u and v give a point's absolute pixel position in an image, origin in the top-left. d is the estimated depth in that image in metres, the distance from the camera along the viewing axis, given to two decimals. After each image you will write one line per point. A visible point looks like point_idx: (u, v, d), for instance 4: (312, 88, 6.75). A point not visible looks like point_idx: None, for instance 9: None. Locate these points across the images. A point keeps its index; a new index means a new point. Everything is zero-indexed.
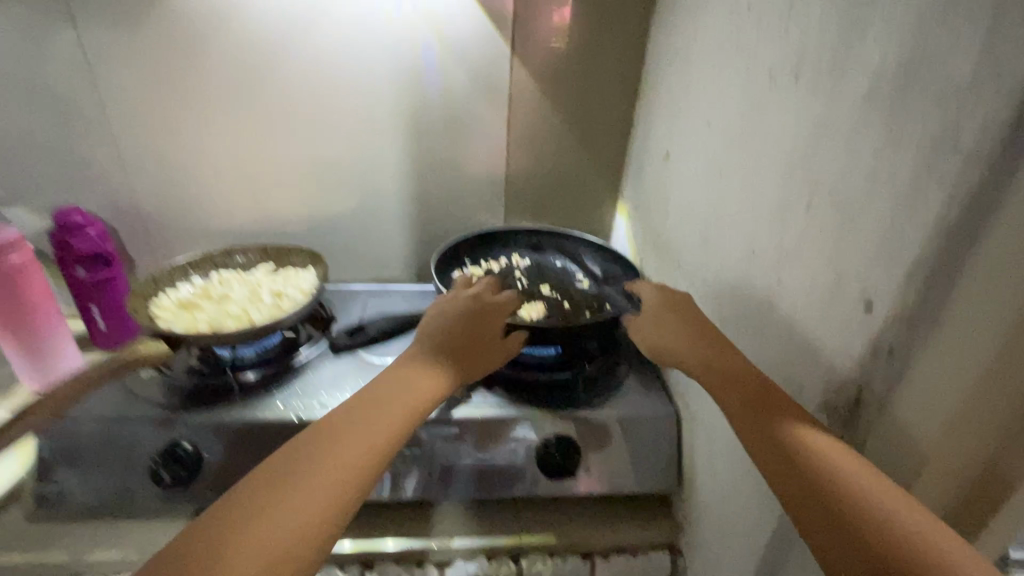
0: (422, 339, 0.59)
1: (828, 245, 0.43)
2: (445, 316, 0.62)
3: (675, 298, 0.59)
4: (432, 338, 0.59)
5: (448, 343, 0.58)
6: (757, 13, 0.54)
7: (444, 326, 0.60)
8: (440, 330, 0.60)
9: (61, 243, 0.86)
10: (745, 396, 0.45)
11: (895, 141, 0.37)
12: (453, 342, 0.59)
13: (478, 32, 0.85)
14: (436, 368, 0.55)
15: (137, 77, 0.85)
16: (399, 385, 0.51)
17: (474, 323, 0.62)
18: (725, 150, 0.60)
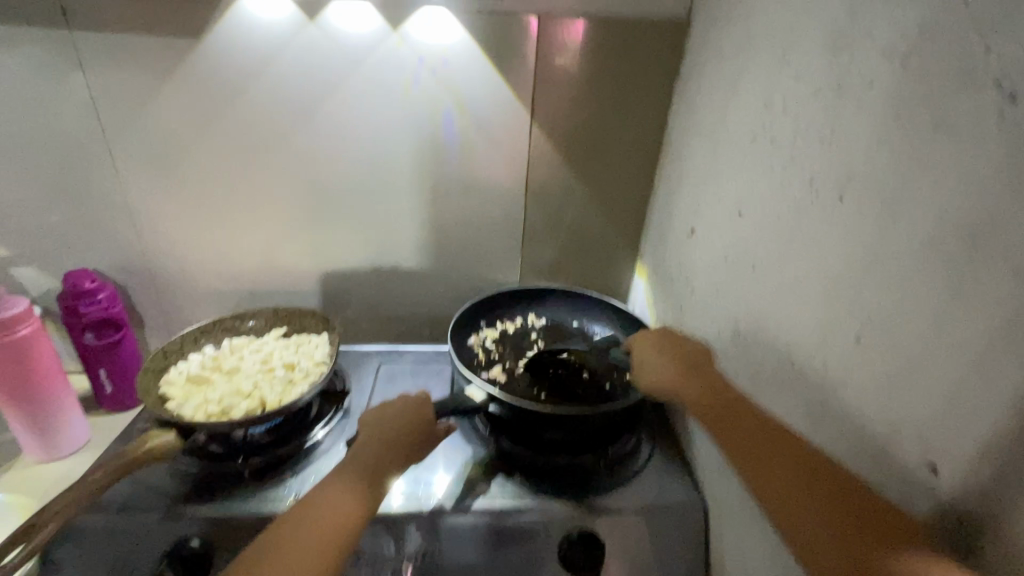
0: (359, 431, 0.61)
1: (880, 391, 0.40)
2: (383, 407, 0.64)
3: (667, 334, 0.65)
4: (369, 430, 0.61)
5: (379, 430, 0.60)
6: (795, 115, 0.52)
7: (377, 416, 0.62)
8: (375, 419, 0.62)
9: (71, 308, 0.84)
10: (732, 423, 0.49)
11: (963, 295, 0.33)
12: (388, 430, 0.60)
13: (497, 99, 0.84)
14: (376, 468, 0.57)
15: (150, 142, 0.84)
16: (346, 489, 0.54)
17: (404, 408, 0.63)
18: (758, 247, 0.58)
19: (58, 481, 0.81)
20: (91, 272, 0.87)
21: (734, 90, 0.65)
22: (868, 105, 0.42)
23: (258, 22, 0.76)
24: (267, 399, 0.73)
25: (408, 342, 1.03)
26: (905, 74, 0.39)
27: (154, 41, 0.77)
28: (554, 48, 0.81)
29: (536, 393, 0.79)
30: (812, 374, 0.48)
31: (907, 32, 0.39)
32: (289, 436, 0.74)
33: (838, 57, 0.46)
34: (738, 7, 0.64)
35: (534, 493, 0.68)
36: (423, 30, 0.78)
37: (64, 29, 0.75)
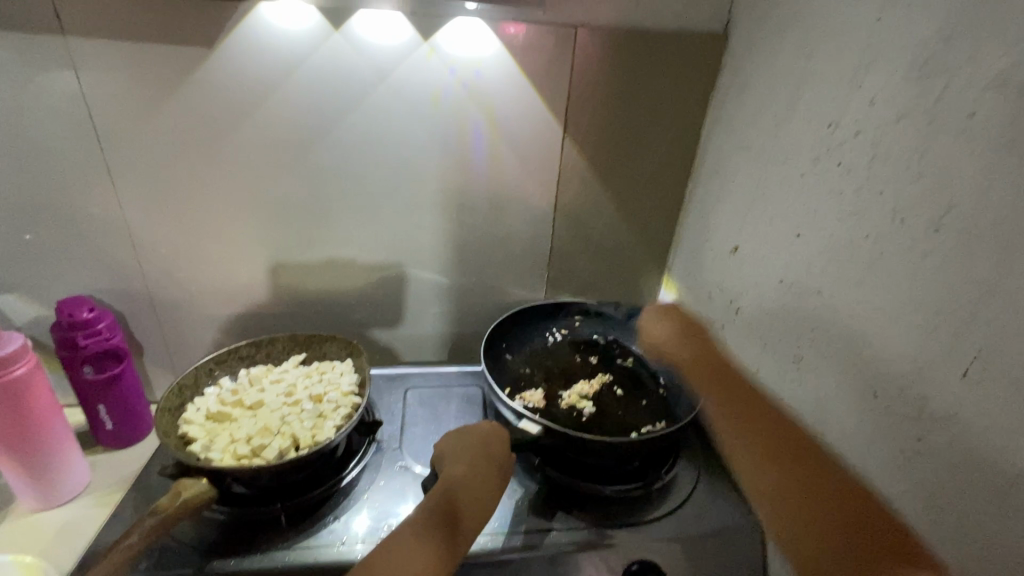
0: (457, 455, 0.61)
1: (998, 433, 0.39)
2: (474, 431, 0.63)
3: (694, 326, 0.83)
4: (465, 454, 0.60)
5: (477, 454, 0.60)
6: (871, 139, 0.51)
7: (473, 439, 0.62)
8: (471, 442, 0.62)
9: (65, 340, 0.75)
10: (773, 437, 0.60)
11: None
12: (485, 453, 0.60)
13: (529, 113, 0.81)
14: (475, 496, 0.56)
15: (149, 156, 0.75)
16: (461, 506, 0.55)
17: (494, 436, 0.62)
18: (826, 272, 0.57)
19: (58, 532, 0.72)
20: (87, 299, 0.78)
21: (788, 109, 0.64)
22: (970, 136, 0.41)
23: (279, 30, 0.71)
24: (299, 436, 0.68)
25: (429, 364, 0.99)
26: (1020, 106, 0.38)
27: (162, 49, 0.69)
28: (589, 60, 0.78)
29: (576, 416, 0.77)
30: (903, 408, 0.47)
31: (1020, 63, 0.38)
32: (322, 474, 0.70)
33: (928, 83, 0.45)
34: (794, 25, 0.63)
35: (590, 525, 0.66)
36: (455, 40, 0.75)
37: (58, 33, 0.66)
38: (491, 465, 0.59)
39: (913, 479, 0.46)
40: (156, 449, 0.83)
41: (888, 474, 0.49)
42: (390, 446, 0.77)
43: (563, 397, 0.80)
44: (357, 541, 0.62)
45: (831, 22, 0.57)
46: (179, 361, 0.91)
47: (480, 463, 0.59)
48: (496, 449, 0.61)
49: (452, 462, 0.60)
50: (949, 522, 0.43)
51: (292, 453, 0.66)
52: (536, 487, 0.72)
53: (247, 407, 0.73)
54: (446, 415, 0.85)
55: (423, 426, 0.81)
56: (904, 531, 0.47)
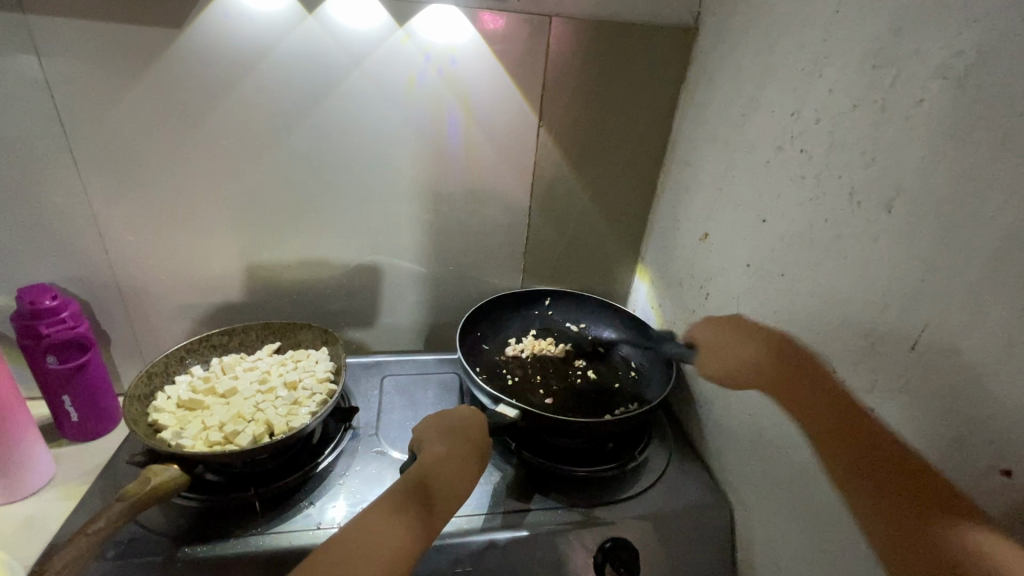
0: (434, 437, 0.61)
1: (942, 399, 0.41)
2: (450, 416, 0.64)
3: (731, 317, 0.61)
4: (446, 435, 0.61)
5: (458, 434, 0.61)
6: (829, 126, 0.53)
7: (449, 422, 0.63)
8: (447, 425, 0.62)
9: (27, 329, 0.72)
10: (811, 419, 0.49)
11: None
12: (462, 434, 0.61)
13: (504, 101, 0.82)
14: (458, 474, 0.56)
15: (116, 139, 0.73)
16: (442, 480, 0.55)
17: (473, 420, 0.63)
18: (789, 255, 0.59)
19: (19, 525, 0.69)
20: (49, 288, 0.76)
21: (754, 100, 0.66)
22: (918, 121, 0.44)
23: (250, 11, 0.70)
24: (273, 423, 0.67)
25: (405, 353, 0.99)
26: (961, 93, 0.40)
27: (128, 29, 0.68)
28: (563, 49, 0.79)
29: (548, 401, 0.78)
30: (858, 381, 0.49)
31: (962, 52, 0.40)
32: (296, 461, 0.69)
33: (881, 72, 0.48)
34: (759, 19, 0.65)
35: (566, 506, 0.68)
36: (430, 27, 0.75)
37: (16, 10, 0.64)
38: (468, 445, 0.60)
39: None
40: (123, 442, 0.81)
41: None
42: (366, 432, 0.77)
43: (536, 382, 0.82)
44: (332, 525, 0.62)
45: (793, 15, 0.59)
46: (148, 352, 0.89)
47: (458, 443, 0.60)
48: (474, 432, 0.62)
49: (429, 443, 0.60)
50: None
51: (266, 439, 0.65)
52: (512, 470, 0.73)
53: (219, 395, 0.72)
54: (422, 402, 0.85)
55: (400, 413, 0.82)
56: None
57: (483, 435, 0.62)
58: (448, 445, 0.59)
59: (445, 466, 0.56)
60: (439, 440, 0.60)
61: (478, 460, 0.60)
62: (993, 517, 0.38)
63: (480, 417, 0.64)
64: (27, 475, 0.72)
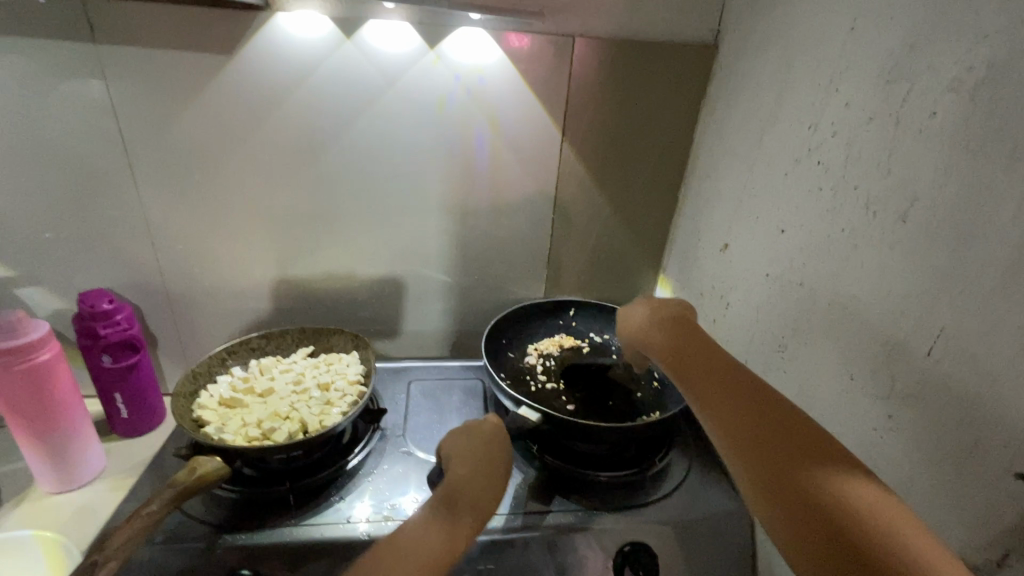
0: (463, 452, 0.59)
1: (960, 406, 0.42)
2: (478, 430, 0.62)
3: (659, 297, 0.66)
4: (467, 447, 0.60)
5: (478, 447, 0.60)
6: (846, 140, 0.55)
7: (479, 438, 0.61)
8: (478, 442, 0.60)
9: (86, 330, 0.78)
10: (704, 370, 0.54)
11: None
12: (490, 453, 0.59)
13: (529, 118, 0.85)
14: (483, 491, 0.55)
15: (169, 154, 0.79)
16: (467, 497, 0.54)
17: (490, 431, 0.62)
18: (808, 264, 0.60)
19: (74, 512, 0.74)
20: (107, 292, 0.82)
21: (772, 115, 0.68)
22: (931, 134, 0.45)
23: (293, 37, 0.75)
24: (307, 421, 0.71)
25: (432, 359, 1.03)
26: (973, 106, 0.42)
27: (185, 56, 0.74)
28: (586, 68, 0.82)
29: (570, 407, 0.80)
30: (876, 388, 0.50)
31: (974, 67, 0.42)
32: (328, 458, 0.73)
33: (895, 87, 0.49)
34: (777, 38, 0.67)
35: (586, 508, 0.69)
36: (460, 49, 0.79)
37: (88, 41, 0.71)
38: (494, 464, 0.58)
39: (886, 454, 0.49)
40: (168, 437, 0.86)
41: (863, 451, 0.51)
42: (393, 434, 0.81)
43: (557, 389, 0.83)
44: (360, 520, 0.65)
45: (810, 34, 0.61)
46: (192, 354, 0.94)
47: (485, 462, 0.58)
48: (492, 444, 0.61)
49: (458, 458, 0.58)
50: (918, 493, 0.45)
51: (300, 437, 0.69)
52: (534, 473, 0.74)
53: (257, 394, 0.77)
54: (448, 407, 0.87)
55: (426, 416, 0.85)
56: None
57: (504, 447, 0.61)
58: (468, 459, 0.58)
59: (470, 481, 0.55)
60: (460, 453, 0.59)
61: (500, 472, 0.58)
62: (1010, 523, 0.38)
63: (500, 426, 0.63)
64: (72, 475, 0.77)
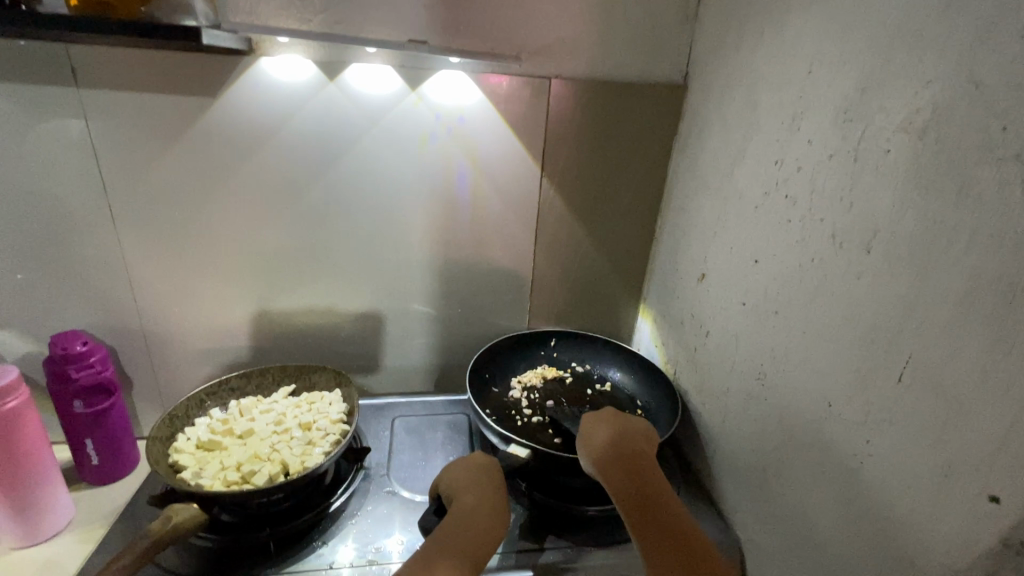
0: (464, 487, 0.63)
1: (931, 431, 0.43)
2: (466, 466, 0.67)
3: (609, 415, 0.73)
4: (467, 483, 0.63)
5: (472, 482, 0.63)
6: (810, 175, 0.58)
7: (475, 471, 0.65)
8: (474, 475, 0.65)
9: (57, 374, 0.76)
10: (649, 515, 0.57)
11: (1003, 349, 0.38)
12: (490, 482, 0.64)
13: (509, 155, 0.88)
14: (487, 521, 0.58)
15: (150, 194, 0.79)
16: (472, 526, 0.57)
17: (481, 467, 0.66)
18: (781, 294, 0.62)
19: (40, 568, 0.71)
20: (81, 334, 0.80)
21: (741, 150, 0.71)
22: (887, 169, 0.48)
23: (277, 81, 0.77)
24: (289, 462, 0.69)
25: (416, 394, 1.02)
26: (922, 144, 0.44)
27: (168, 98, 0.75)
28: (563, 107, 0.86)
29: (557, 440, 0.79)
30: (852, 413, 0.51)
31: (920, 109, 0.45)
32: (309, 501, 0.71)
33: (852, 126, 0.52)
34: (742, 79, 0.71)
35: (577, 545, 0.68)
36: (441, 90, 0.82)
37: (70, 86, 0.72)
38: (496, 493, 0.62)
39: (867, 479, 0.49)
40: (142, 483, 0.83)
41: (845, 477, 0.52)
42: (377, 473, 0.79)
43: (543, 422, 0.83)
44: (343, 565, 0.63)
45: (772, 76, 0.65)
46: (168, 396, 0.92)
47: (486, 491, 0.62)
48: (484, 480, 0.64)
49: (460, 493, 0.62)
50: (900, 518, 0.46)
51: (281, 479, 0.67)
52: (522, 510, 0.73)
53: (236, 435, 0.74)
54: (432, 444, 0.86)
55: (412, 454, 0.84)
56: (860, 533, 0.50)
57: (497, 482, 0.65)
58: (475, 494, 0.61)
59: (477, 513, 0.58)
60: (466, 491, 0.62)
61: (496, 500, 0.61)
62: (986, 546, 0.39)
63: (491, 462, 0.67)
64: (34, 530, 0.73)
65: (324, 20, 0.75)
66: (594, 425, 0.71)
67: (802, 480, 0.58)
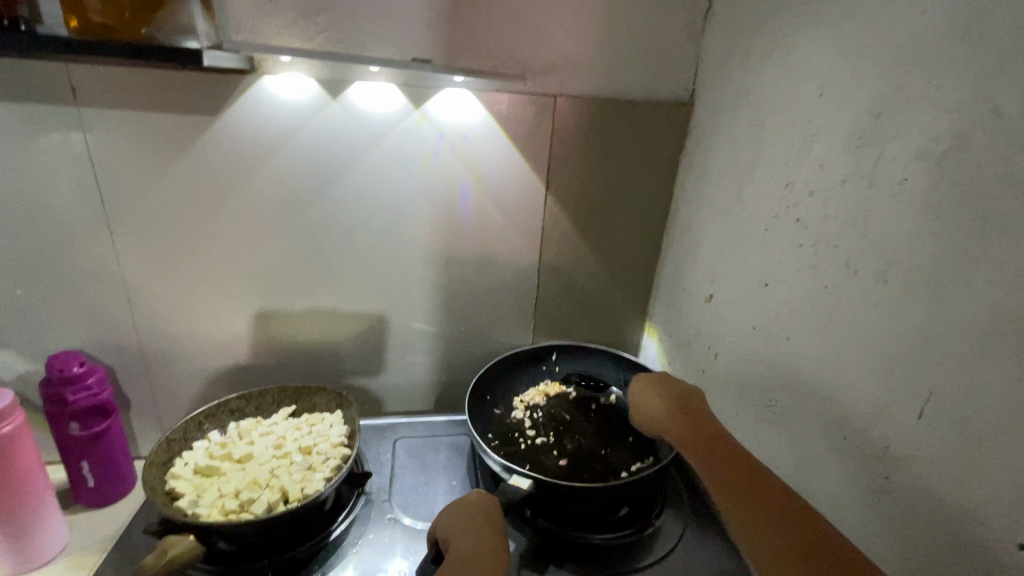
0: (460, 532, 0.61)
1: (953, 470, 0.42)
2: (462, 506, 0.65)
3: (658, 372, 0.73)
4: (464, 526, 0.62)
5: (469, 524, 0.62)
6: (822, 198, 0.56)
7: (473, 513, 0.63)
8: (472, 518, 0.63)
9: (54, 396, 0.74)
10: (727, 470, 0.57)
11: None
12: (487, 524, 0.62)
13: (513, 172, 0.87)
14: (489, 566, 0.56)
15: (150, 213, 0.78)
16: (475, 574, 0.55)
17: (477, 506, 0.65)
18: (792, 319, 0.61)
19: None
20: (78, 355, 0.78)
21: (750, 171, 0.70)
22: (903, 198, 0.47)
23: (279, 99, 0.76)
24: (288, 490, 0.68)
25: (418, 413, 1.00)
26: (941, 174, 0.43)
27: (169, 117, 0.74)
28: (567, 124, 0.85)
29: (562, 462, 0.78)
30: (868, 446, 0.50)
31: (938, 138, 0.44)
32: (309, 529, 0.69)
33: (866, 151, 0.51)
34: (750, 99, 0.70)
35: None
36: (444, 108, 0.81)
37: (71, 105, 0.71)
38: (494, 536, 0.61)
39: (887, 516, 0.48)
40: (139, 507, 0.81)
41: (862, 511, 0.51)
42: (379, 498, 0.77)
43: (547, 445, 0.81)
44: None
45: (781, 98, 0.64)
46: (167, 416, 0.90)
47: (484, 535, 0.60)
48: (482, 521, 0.62)
49: (457, 538, 0.60)
50: (922, 558, 0.44)
51: (280, 507, 0.66)
52: (527, 539, 0.71)
53: (235, 460, 0.73)
54: (434, 466, 0.85)
55: (414, 478, 0.82)
56: (880, 570, 0.48)
57: (495, 522, 0.63)
58: (474, 539, 0.60)
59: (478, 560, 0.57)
60: (465, 535, 0.60)
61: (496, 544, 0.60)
62: None
63: (488, 500, 0.66)
64: (28, 556, 0.71)
65: (327, 38, 0.74)
66: (645, 391, 0.72)
67: (816, 512, 0.56)
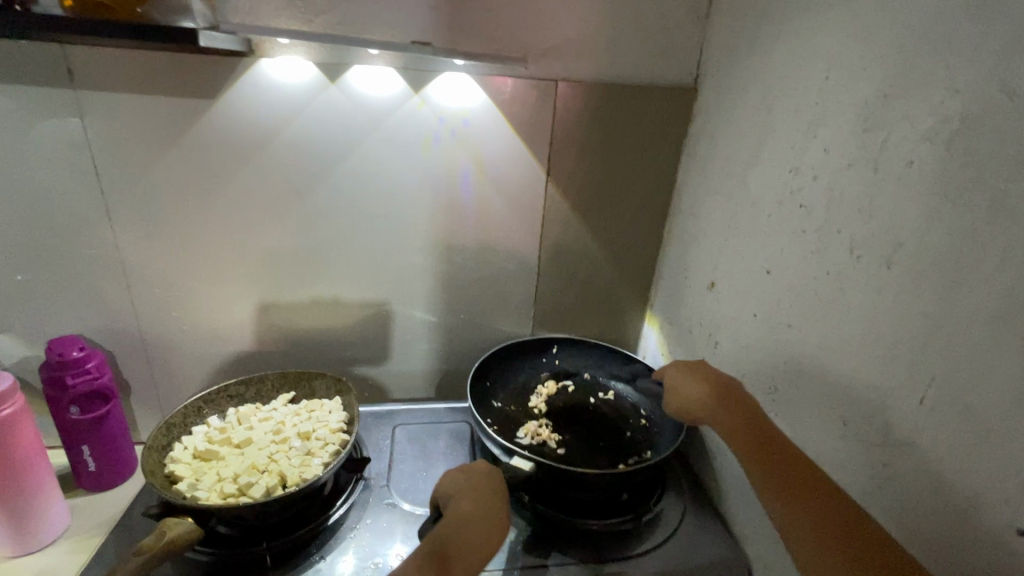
0: (463, 493, 0.60)
1: (956, 457, 0.41)
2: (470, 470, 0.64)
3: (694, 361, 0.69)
4: (467, 490, 0.61)
5: (472, 488, 0.61)
6: (827, 183, 0.55)
7: (477, 479, 0.62)
8: (475, 483, 0.62)
9: (54, 380, 0.74)
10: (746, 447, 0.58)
11: None
12: (491, 491, 0.61)
13: (514, 158, 0.86)
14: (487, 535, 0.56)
15: (148, 197, 0.78)
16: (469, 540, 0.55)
17: (485, 474, 0.63)
18: (795, 306, 0.60)
19: None
20: (78, 340, 0.78)
21: (754, 157, 0.69)
22: (910, 181, 0.46)
23: (278, 82, 0.75)
24: (287, 474, 0.68)
25: (418, 400, 1.00)
26: (950, 155, 0.42)
27: (166, 99, 0.73)
28: (569, 109, 0.84)
29: (561, 450, 0.77)
30: (870, 433, 0.49)
31: (947, 118, 0.43)
32: (307, 513, 0.69)
33: (873, 134, 0.50)
34: (756, 83, 0.69)
35: (581, 563, 0.66)
36: (445, 92, 0.80)
37: (67, 86, 0.70)
38: (497, 504, 0.60)
39: (888, 504, 0.47)
40: (139, 491, 0.82)
41: (863, 499, 0.50)
42: (378, 484, 0.77)
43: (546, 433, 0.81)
44: None
45: (787, 81, 0.63)
46: (167, 401, 0.90)
47: (488, 502, 0.59)
48: (486, 487, 0.61)
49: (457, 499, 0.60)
50: (922, 544, 0.44)
51: (278, 491, 0.66)
52: (525, 525, 0.71)
53: (234, 445, 0.73)
54: (433, 453, 0.85)
55: (413, 465, 0.82)
56: None
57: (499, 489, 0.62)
58: (475, 503, 0.59)
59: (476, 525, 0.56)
60: (467, 497, 0.60)
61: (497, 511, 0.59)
62: None
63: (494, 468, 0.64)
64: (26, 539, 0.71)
65: (326, 20, 0.73)
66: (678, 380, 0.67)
67: None
